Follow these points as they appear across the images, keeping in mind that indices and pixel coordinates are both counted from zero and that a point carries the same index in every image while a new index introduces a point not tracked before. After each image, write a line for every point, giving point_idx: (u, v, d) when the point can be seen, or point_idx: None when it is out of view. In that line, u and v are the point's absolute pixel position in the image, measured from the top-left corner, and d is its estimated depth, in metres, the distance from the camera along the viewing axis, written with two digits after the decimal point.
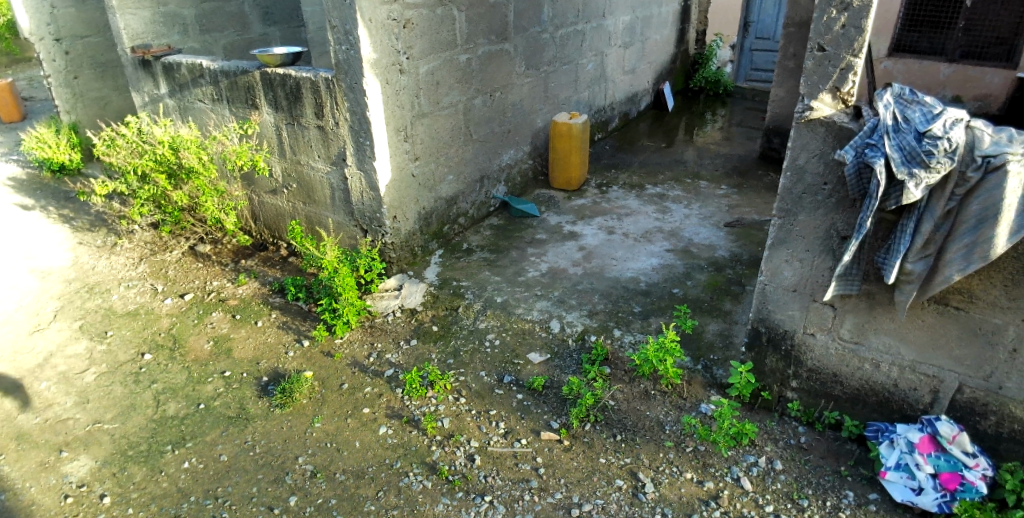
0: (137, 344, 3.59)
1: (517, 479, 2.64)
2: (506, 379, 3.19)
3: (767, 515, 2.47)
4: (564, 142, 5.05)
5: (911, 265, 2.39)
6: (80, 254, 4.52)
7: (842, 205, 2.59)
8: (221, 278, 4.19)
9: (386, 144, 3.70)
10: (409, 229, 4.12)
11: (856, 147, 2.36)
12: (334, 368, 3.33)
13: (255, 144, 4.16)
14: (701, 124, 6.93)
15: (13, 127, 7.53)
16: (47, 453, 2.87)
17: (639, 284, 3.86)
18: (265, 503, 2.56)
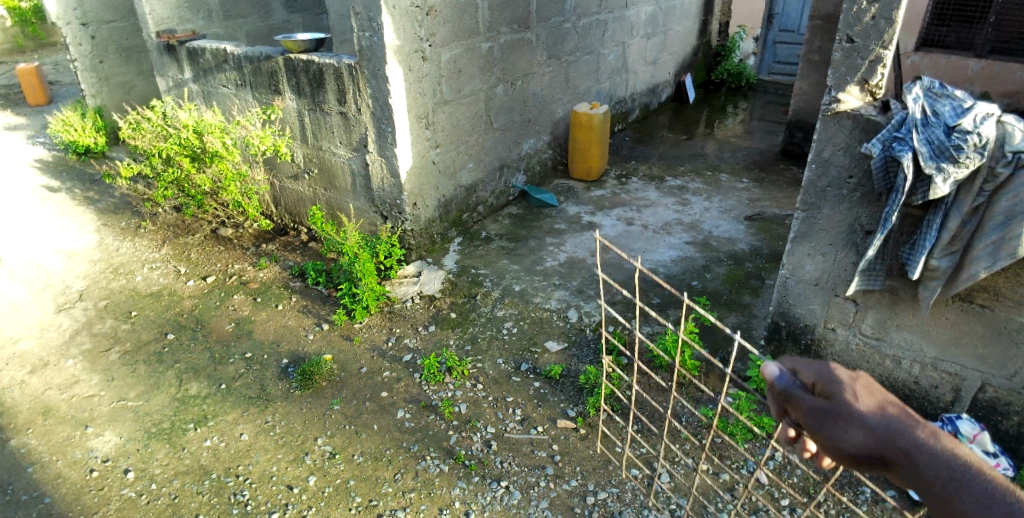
0: (160, 324, 3.66)
1: (533, 466, 2.67)
2: (523, 366, 3.21)
3: (783, 508, 2.51)
4: (584, 132, 5.03)
5: (936, 261, 2.38)
6: (104, 236, 4.60)
7: (867, 199, 2.58)
8: (243, 262, 4.25)
9: (407, 131, 3.72)
10: (429, 216, 4.14)
11: (883, 141, 2.34)
12: (353, 353, 3.37)
13: (278, 129, 4.20)
14: (722, 117, 6.86)
15: (39, 110, 7.66)
16: (73, 429, 2.94)
17: (657, 276, 3.85)
18: (285, 482, 2.62)
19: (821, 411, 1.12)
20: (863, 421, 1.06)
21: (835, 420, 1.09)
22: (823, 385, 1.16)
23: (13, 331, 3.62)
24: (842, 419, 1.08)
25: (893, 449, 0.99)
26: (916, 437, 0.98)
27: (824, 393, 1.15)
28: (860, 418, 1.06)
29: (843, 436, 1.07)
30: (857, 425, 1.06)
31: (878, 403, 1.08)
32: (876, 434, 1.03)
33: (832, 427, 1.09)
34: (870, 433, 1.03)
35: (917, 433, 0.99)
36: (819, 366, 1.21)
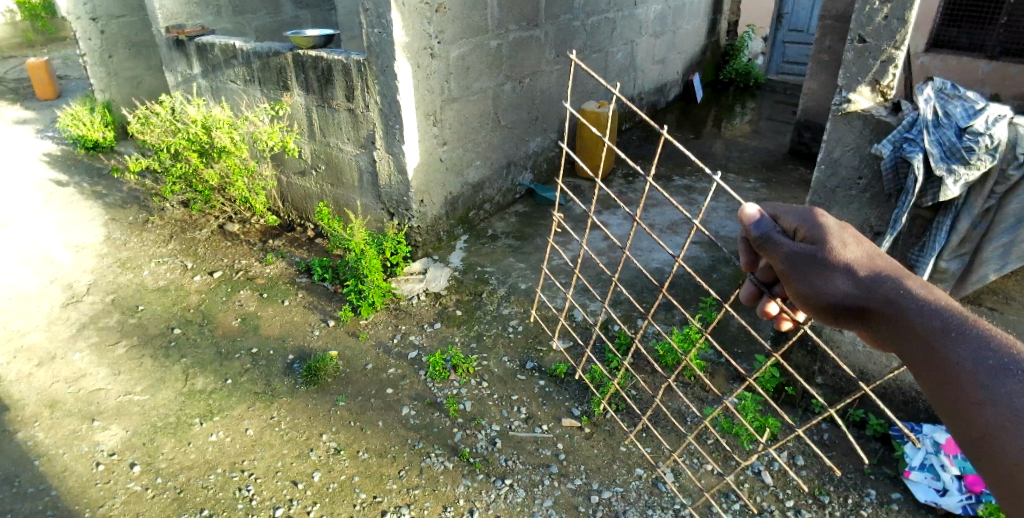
0: (167, 318, 3.68)
1: (538, 464, 2.67)
2: (529, 365, 3.20)
3: (788, 510, 2.48)
4: (591, 131, 5.01)
5: (946, 263, 2.45)
6: (112, 230, 4.62)
7: (877, 200, 2.61)
8: (249, 257, 4.26)
9: (414, 128, 3.72)
10: (435, 213, 4.14)
11: (893, 142, 2.33)
12: (359, 349, 3.38)
13: (286, 125, 4.21)
14: (730, 117, 6.83)
15: (49, 104, 7.70)
16: (80, 422, 2.96)
17: (664, 275, 3.84)
18: (289, 478, 2.62)
19: (807, 253, 1.31)
20: (846, 266, 1.27)
21: (820, 263, 1.30)
22: (810, 231, 1.36)
23: (22, 324, 3.64)
24: (827, 263, 1.29)
25: (872, 292, 1.21)
26: (891, 284, 1.20)
27: (810, 238, 1.35)
28: (844, 265, 1.27)
29: (827, 279, 1.28)
30: (840, 270, 1.27)
31: (858, 249, 1.29)
32: (857, 280, 1.24)
33: (816, 268, 1.30)
34: (853, 278, 1.25)
35: (892, 280, 1.21)
36: (808, 213, 1.39)
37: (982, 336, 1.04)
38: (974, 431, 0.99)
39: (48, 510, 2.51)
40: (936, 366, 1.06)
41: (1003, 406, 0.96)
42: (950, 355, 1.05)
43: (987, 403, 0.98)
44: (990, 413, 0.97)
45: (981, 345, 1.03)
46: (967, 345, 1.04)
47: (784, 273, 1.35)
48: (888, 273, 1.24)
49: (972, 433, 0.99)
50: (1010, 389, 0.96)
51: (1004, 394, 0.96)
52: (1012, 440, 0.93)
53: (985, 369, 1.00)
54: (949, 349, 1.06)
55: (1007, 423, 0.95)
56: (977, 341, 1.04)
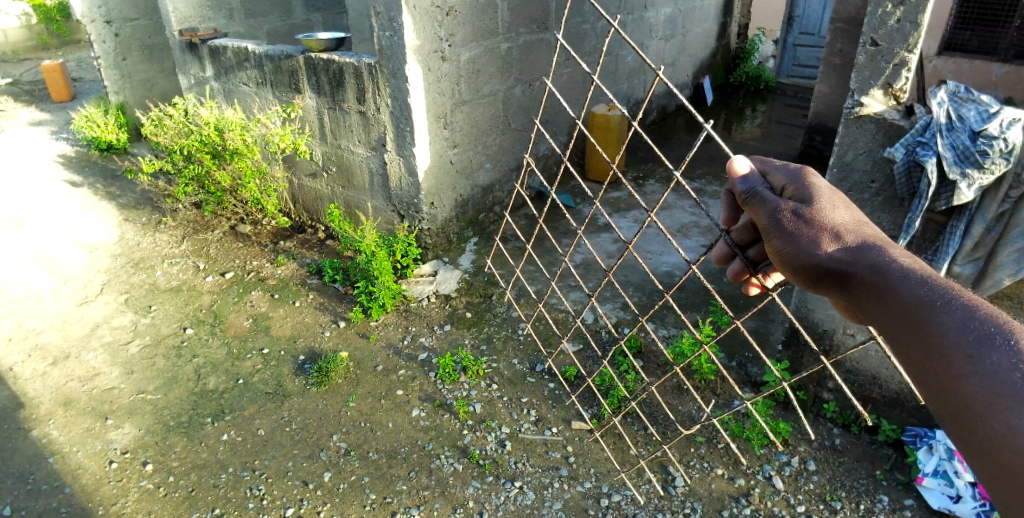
0: (179, 318, 3.71)
1: (547, 467, 2.68)
2: (538, 367, 3.21)
3: (799, 515, 2.47)
4: (602, 133, 5.04)
5: (959, 267, 2.47)
6: (125, 230, 4.67)
7: (889, 204, 2.60)
8: (261, 258, 4.29)
9: (425, 131, 3.74)
10: (446, 215, 4.15)
11: (907, 145, 2.34)
12: (369, 350, 3.40)
13: (298, 127, 4.24)
14: (740, 120, 6.81)
15: (63, 106, 7.79)
16: (93, 420, 2.99)
17: (673, 279, 3.83)
18: (300, 478, 2.64)
19: (793, 216, 1.31)
20: (831, 231, 1.26)
21: (805, 225, 1.29)
22: (799, 195, 1.36)
23: (36, 323, 3.68)
24: (812, 227, 1.28)
25: (857, 257, 1.20)
26: (876, 252, 1.19)
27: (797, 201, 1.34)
28: (830, 229, 1.26)
29: (811, 242, 1.27)
30: (826, 235, 1.26)
31: (844, 216, 1.29)
32: (844, 246, 1.24)
33: (803, 230, 1.29)
34: (838, 244, 1.24)
35: (878, 249, 1.20)
36: (797, 177, 1.40)
37: (968, 306, 1.01)
38: (957, 404, 0.96)
39: (62, 507, 2.54)
40: (918, 334, 1.03)
41: (989, 378, 0.93)
42: (934, 322, 1.02)
43: (973, 373, 0.95)
44: (975, 385, 0.94)
45: (967, 314, 1.00)
46: (952, 313, 1.01)
47: (769, 235, 1.35)
48: (871, 242, 1.23)
49: (956, 405, 0.96)
50: (995, 359, 0.93)
51: (991, 365, 0.93)
52: (999, 412, 0.90)
53: (971, 339, 0.97)
54: (934, 317, 1.02)
55: (993, 395, 0.91)
56: (963, 310, 1.01)
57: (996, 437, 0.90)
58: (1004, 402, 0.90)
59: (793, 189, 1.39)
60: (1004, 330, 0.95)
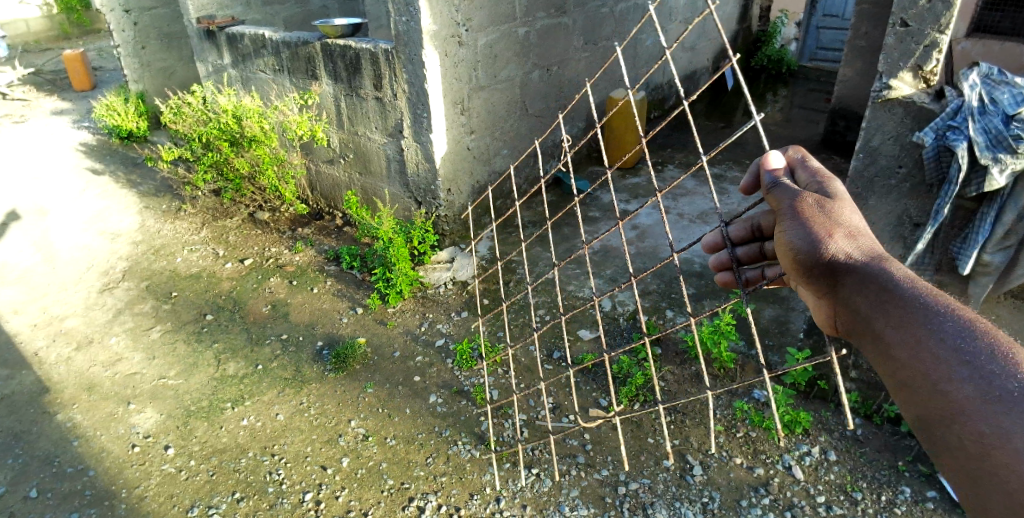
0: (199, 305, 3.75)
1: (564, 454, 2.67)
2: (556, 354, 3.20)
3: (819, 505, 2.44)
4: (621, 122, 4.97)
5: (988, 255, 2.41)
6: (146, 218, 4.73)
7: (918, 191, 2.55)
8: (279, 245, 4.31)
9: (442, 117, 3.72)
10: (463, 202, 4.14)
11: (936, 130, 2.31)
12: (386, 336, 3.41)
13: (315, 114, 4.24)
14: (761, 105, 6.69)
15: (84, 95, 7.88)
16: (116, 405, 3.04)
17: (693, 266, 3.78)
18: (319, 463, 2.67)
19: (812, 205, 1.25)
20: (844, 226, 1.22)
21: (820, 215, 1.23)
22: (820, 191, 1.30)
23: (60, 310, 3.75)
24: (829, 218, 1.23)
25: (864, 257, 1.17)
26: (883, 258, 1.17)
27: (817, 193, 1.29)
28: (845, 225, 1.22)
29: (822, 230, 1.21)
30: (840, 228, 1.21)
31: (859, 218, 1.25)
32: (853, 244, 1.20)
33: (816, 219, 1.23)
34: (849, 240, 1.20)
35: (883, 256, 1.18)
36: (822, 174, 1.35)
37: (960, 317, 1.03)
38: (945, 409, 0.99)
39: (87, 490, 2.59)
40: (913, 342, 1.04)
41: (982, 387, 0.95)
42: (930, 330, 1.03)
43: (966, 381, 0.97)
44: (964, 392, 0.97)
45: (959, 324, 1.01)
46: (947, 322, 1.02)
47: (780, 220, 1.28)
48: (877, 245, 1.20)
49: (944, 412, 1.00)
50: (991, 370, 0.95)
51: (986, 374, 0.96)
52: (992, 418, 0.93)
53: (971, 348, 0.99)
54: (931, 324, 1.03)
55: (986, 402, 0.95)
56: (960, 321, 1.02)
57: (987, 443, 0.94)
58: (999, 411, 0.93)
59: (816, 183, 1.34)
60: (995, 342, 0.98)
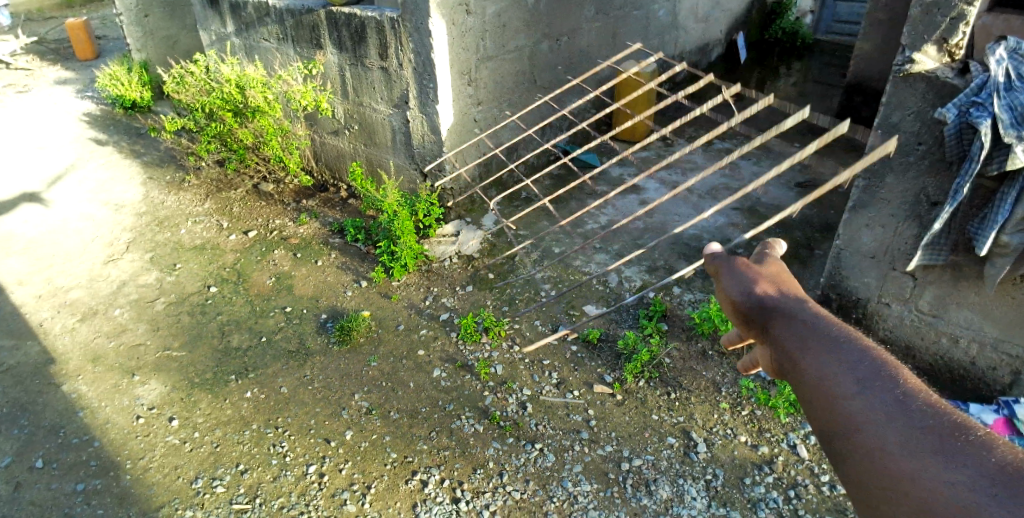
0: (203, 277, 3.74)
1: (568, 430, 2.66)
2: (561, 329, 3.17)
3: (823, 485, 2.42)
4: (630, 92, 4.89)
5: (1007, 237, 2.29)
6: (150, 189, 4.70)
7: (936, 169, 2.49)
8: (283, 217, 4.28)
9: (449, 88, 3.66)
10: (469, 175, 4.09)
11: (959, 106, 2.24)
12: (390, 309, 3.39)
13: (319, 84, 4.17)
14: (774, 79, 6.55)
15: (88, 65, 7.79)
16: (121, 376, 3.04)
17: (701, 242, 3.72)
18: (322, 436, 2.67)
19: (750, 265, 1.41)
20: (773, 280, 1.34)
21: (756, 273, 1.37)
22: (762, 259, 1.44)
23: (64, 281, 3.74)
24: (762, 275, 1.36)
25: (786, 301, 1.26)
26: (805, 302, 1.25)
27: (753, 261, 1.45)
28: (773, 280, 1.35)
29: (755, 282, 1.35)
30: (769, 282, 1.34)
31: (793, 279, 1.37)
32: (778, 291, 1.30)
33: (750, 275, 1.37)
34: (774, 288, 1.31)
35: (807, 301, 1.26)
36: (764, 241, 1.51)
37: (861, 346, 1.08)
38: (841, 420, 0.99)
39: (91, 460, 2.59)
40: (817, 361, 1.08)
41: (875, 399, 0.98)
42: (833, 354, 1.07)
43: (859, 396, 0.99)
44: (858, 405, 0.98)
45: (858, 351, 1.07)
46: (849, 349, 1.07)
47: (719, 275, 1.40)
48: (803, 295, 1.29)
49: (840, 425, 0.99)
50: (878, 387, 0.99)
51: (877, 388, 0.99)
52: (884, 426, 0.94)
53: (864, 371, 1.02)
54: (831, 349, 1.08)
55: (876, 413, 0.96)
56: (859, 348, 1.07)
57: (878, 450, 0.92)
58: (893, 419, 0.94)
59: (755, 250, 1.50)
60: (891, 366, 1.03)
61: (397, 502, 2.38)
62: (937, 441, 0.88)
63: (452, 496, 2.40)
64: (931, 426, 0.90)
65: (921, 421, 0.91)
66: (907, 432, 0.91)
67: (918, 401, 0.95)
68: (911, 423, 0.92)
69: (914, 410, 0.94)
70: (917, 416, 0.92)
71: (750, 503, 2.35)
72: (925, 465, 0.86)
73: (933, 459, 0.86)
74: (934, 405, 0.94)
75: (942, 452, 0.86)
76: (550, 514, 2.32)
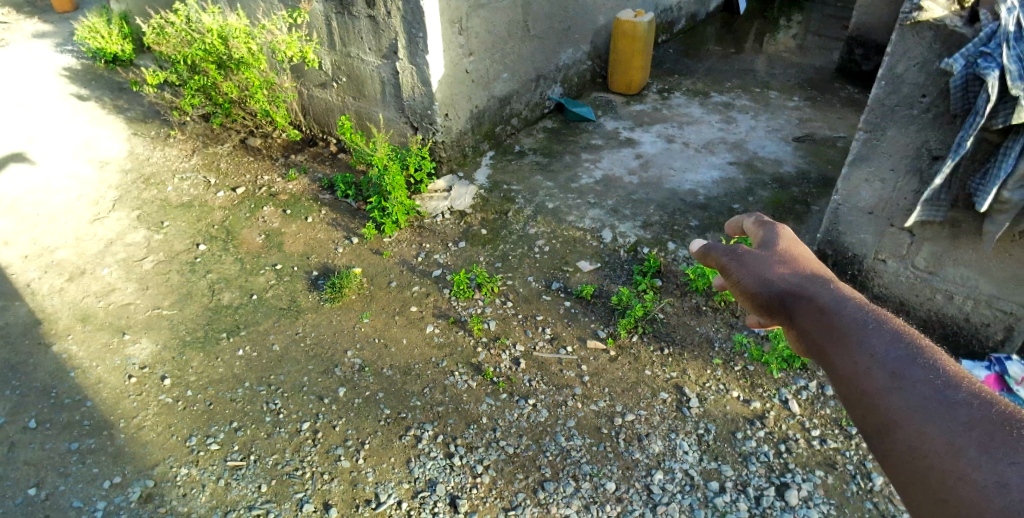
0: (191, 235, 3.67)
1: (561, 385, 2.66)
2: (555, 285, 3.14)
3: (813, 439, 2.44)
4: (628, 42, 4.74)
5: (1008, 193, 2.26)
6: (134, 145, 4.57)
7: (940, 121, 2.43)
8: (272, 173, 4.19)
9: (439, 37, 3.55)
10: (460, 128, 4.00)
11: (967, 56, 2.16)
12: (382, 266, 3.35)
13: (305, 34, 4.03)
14: (774, 30, 6.37)
15: (66, 17, 7.50)
16: (111, 336, 3.00)
17: (697, 197, 3.67)
18: (315, 392, 2.66)
19: (755, 250, 1.30)
20: (787, 262, 1.25)
21: (764, 256, 1.28)
22: (766, 237, 1.34)
23: (51, 240, 3.66)
24: (771, 257, 1.27)
25: (805, 284, 1.17)
26: (824, 283, 1.17)
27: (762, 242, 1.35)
28: (787, 261, 1.26)
29: (766, 268, 1.25)
30: (782, 264, 1.25)
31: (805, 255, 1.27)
32: (794, 274, 1.21)
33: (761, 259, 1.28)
34: (789, 271, 1.22)
35: (827, 282, 1.17)
36: (764, 220, 1.38)
37: (897, 332, 1.00)
38: (881, 418, 0.93)
39: (85, 420, 2.58)
40: (848, 353, 1.01)
41: (914, 393, 0.90)
42: (864, 344, 1.00)
43: (897, 389, 0.92)
44: (897, 401, 0.92)
45: (894, 339, 0.99)
46: (884, 337, 0.99)
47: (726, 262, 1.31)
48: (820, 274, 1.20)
49: (880, 424, 0.92)
50: (915, 376, 0.92)
51: (916, 381, 0.91)
52: (926, 423, 0.87)
53: (898, 359, 0.95)
54: (861, 339, 1.01)
55: (917, 410, 0.89)
56: (894, 336, 0.99)
57: (922, 450, 0.86)
58: (936, 415, 0.87)
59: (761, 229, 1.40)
60: (930, 354, 0.95)
61: (392, 458, 2.38)
62: (982, 437, 0.81)
63: (446, 452, 2.40)
64: (977, 421, 0.83)
65: (965, 416, 0.84)
66: (951, 429, 0.84)
67: (962, 392, 0.87)
68: (955, 418, 0.85)
69: (957, 403, 0.86)
70: (961, 410, 0.85)
71: (741, 456, 2.37)
72: (969, 464, 0.80)
73: (978, 459, 0.79)
74: (979, 395, 0.86)
75: (988, 449, 0.79)
76: (543, 468, 2.34)
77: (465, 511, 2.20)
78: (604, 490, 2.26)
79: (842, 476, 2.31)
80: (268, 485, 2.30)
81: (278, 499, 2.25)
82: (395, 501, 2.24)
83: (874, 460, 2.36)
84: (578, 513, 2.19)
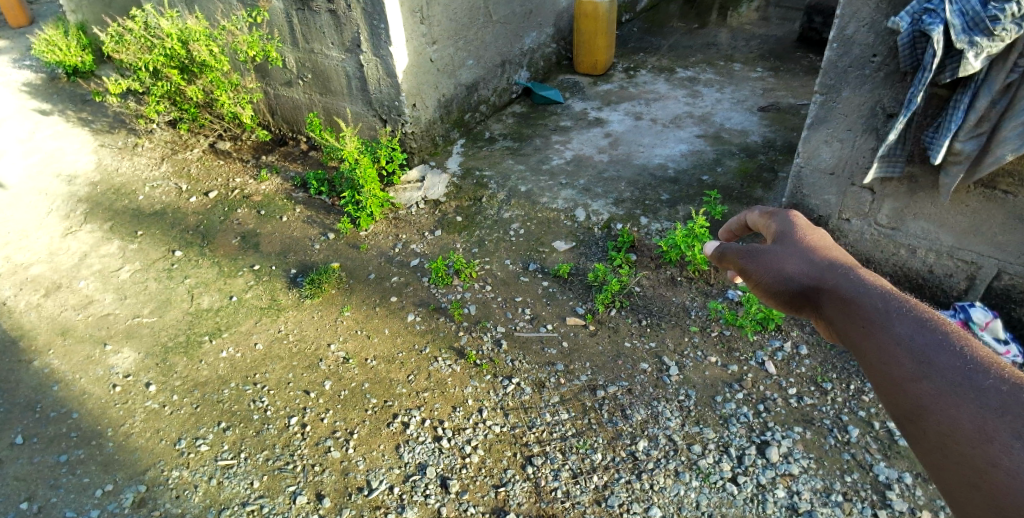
0: (166, 242, 3.65)
1: (543, 363, 2.71)
2: (531, 266, 3.20)
3: (790, 397, 2.53)
4: (590, 22, 4.80)
5: (960, 144, 2.34)
6: (103, 156, 4.52)
7: (891, 80, 2.51)
8: (243, 175, 4.17)
9: (401, 27, 3.55)
10: (430, 117, 4.02)
11: (913, 14, 2.24)
12: (361, 260, 3.36)
13: (266, 32, 4.01)
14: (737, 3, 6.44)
15: (21, 32, 7.31)
16: (93, 347, 3.00)
17: (667, 171, 3.73)
18: (301, 387, 2.68)
19: (772, 249, 1.31)
20: (803, 253, 1.26)
21: (781, 252, 1.28)
22: (781, 232, 1.35)
23: (24, 257, 3.62)
24: (788, 252, 1.27)
25: (826, 277, 1.17)
26: (844, 272, 1.17)
27: (775, 234, 1.36)
28: (804, 252, 1.26)
29: (785, 265, 1.25)
30: (799, 255, 1.25)
31: (823, 243, 1.28)
32: (814, 267, 1.21)
33: (776, 253, 1.29)
34: (806, 264, 1.22)
35: (847, 269, 1.17)
36: (776, 211, 1.41)
37: (922, 317, 1.00)
38: (910, 404, 0.92)
39: (72, 432, 2.58)
40: (873, 341, 1.01)
41: (943, 380, 0.90)
42: (889, 331, 1.00)
43: (926, 376, 0.92)
44: (926, 387, 0.91)
45: (919, 326, 0.99)
46: (908, 324, 1.00)
47: (740, 261, 1.32)
48: (840, 260, 1.20)
49: (910, 411, 0.92)
50: (941, 361, 0.92)
51: (945, 367, 0.91)
52: (955, 409, 0.87)
53: (924, 345, 0.95)
54: (887, 327, 1.01)
55: (947, 396, 0.88)
56: (918, 321, 1.00)
57: (953, 438, 0.85)
58: (966, 401, 0.86)
59: (769, 220, 1.40)
60: (956, 339, 0.95)
61: (381, 444, 2.42)
62: (1014, 425, 0.80)
63: (434, 435, 2.45)
64: (1008, 406, 0.82)
65: (997, 402, 0.83)
66: (984, 415, 0.83)
67: (990, 377, 0.87)
68: (987, 404, 0.84)
69: (988, 388, 0.86)
70: (991, 395, 0.85)
71: (722, 419, 2.45)
72: (1003, 451, 0.79)
73: (1012, 445, 0.79)
74: (1008, 379, 0.85)
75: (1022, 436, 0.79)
76: (529, 444, 2.39)
77: (456, 491, 2.25)
78: (589, 461, 2.32)
79: (820, 431, 2.40)
80: (260, 481, 2.32)
81: (271, 493, 2.28)
82: (387, 486, 2.28)
83: (849, 414, 2.45)
84: (567, 485, 2.25)
